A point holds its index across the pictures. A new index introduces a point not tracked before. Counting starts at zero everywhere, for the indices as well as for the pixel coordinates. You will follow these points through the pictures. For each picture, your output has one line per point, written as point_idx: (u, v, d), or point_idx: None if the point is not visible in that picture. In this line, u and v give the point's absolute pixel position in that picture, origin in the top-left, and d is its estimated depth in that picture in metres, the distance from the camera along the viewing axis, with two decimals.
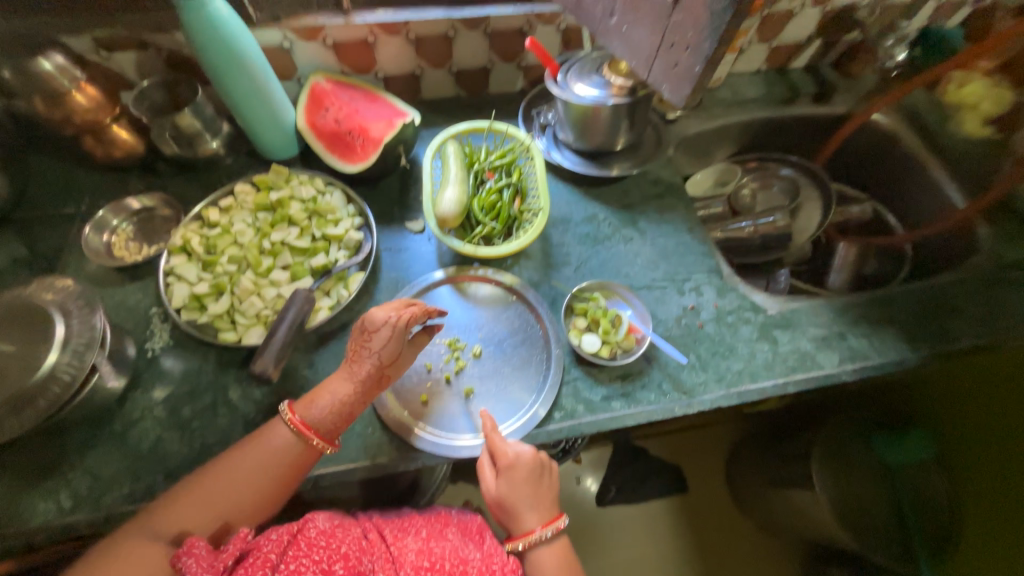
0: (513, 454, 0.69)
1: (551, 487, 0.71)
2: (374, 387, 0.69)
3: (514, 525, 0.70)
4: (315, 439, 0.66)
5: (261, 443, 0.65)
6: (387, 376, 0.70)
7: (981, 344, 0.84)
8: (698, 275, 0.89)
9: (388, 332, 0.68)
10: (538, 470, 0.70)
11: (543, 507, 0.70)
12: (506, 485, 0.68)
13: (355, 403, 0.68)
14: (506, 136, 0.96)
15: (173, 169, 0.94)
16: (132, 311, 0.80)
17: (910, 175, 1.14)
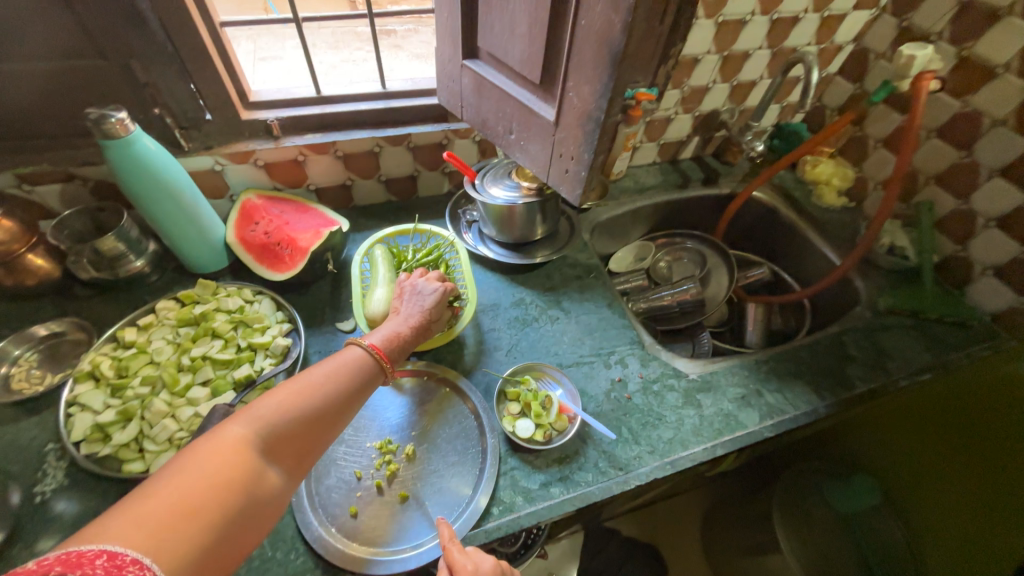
0: (473, 565, 0.63)
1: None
2: (422, 336, 0.74)
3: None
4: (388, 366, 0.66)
5: (336, 359, 0.62)
6: (431, 330, 0.76)
7: (875, 387, 0.93)
8: (622, 347, 0.95)
9: (439, 292, 0.78)
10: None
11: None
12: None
13: (408, 342, 0.71)
14: (432, 234, 1.03)
15: (92, 291, 0.93)
16: (24, 450, 0.73)
17: (792, 240, 1.31)
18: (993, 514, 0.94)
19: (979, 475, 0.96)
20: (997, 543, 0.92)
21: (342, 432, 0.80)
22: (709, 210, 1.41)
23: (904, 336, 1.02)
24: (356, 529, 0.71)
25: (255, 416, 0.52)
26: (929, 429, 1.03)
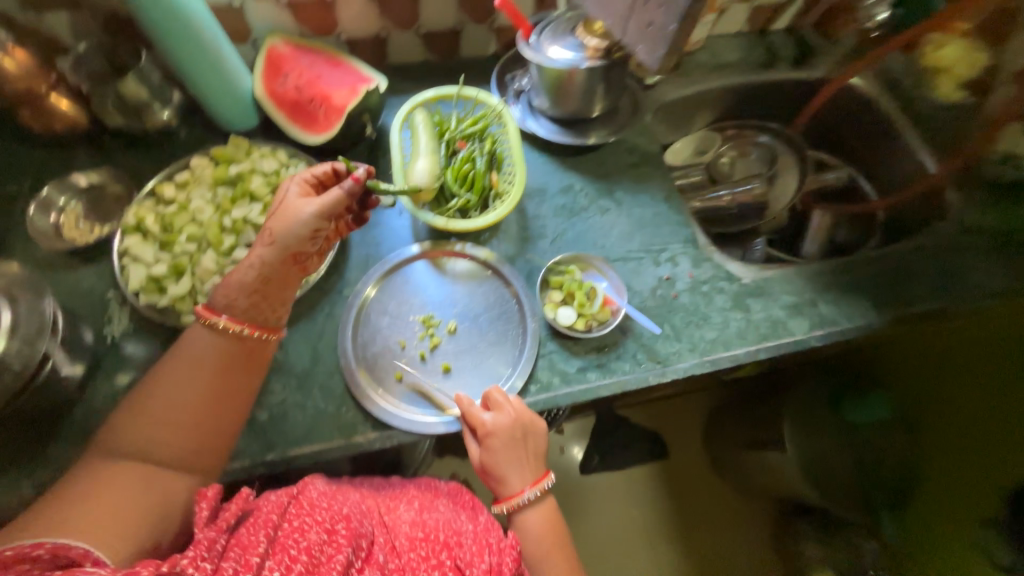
0: (489, 423, 0.68)
1: (534, 450, 0.70)
2: (287, 268, 0.64)
3: (500, 490, 0.69)
4: (249, 330, 0.63)
5: (182, 352, 0.62)
6: (297, 256, 0.64)
7: (937, 309, 0.87)
8: (674, 245, 0.89)
9: (283, 212, 0.64)
10: (519, 434, 0.69)
11: (528, 469, 0.69)
12: (488, 454, 0.69)
13: (254, 268, 0.63)
14: (477, 102, 0.92)
15: (123, 143, 0.88)
16: (88, 295, 0.77)
17: (884, 141, 1.14)
18: (1000, 444, 1.00)
19: (1003, 412, 0.98)
20: (995, 468, 1.01)
21: (385, 305, 0.80)
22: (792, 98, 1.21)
23: (988, 259, 0.92)
24: (402, 392, 0.75)
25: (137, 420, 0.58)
26: (970, 364, 1.00)
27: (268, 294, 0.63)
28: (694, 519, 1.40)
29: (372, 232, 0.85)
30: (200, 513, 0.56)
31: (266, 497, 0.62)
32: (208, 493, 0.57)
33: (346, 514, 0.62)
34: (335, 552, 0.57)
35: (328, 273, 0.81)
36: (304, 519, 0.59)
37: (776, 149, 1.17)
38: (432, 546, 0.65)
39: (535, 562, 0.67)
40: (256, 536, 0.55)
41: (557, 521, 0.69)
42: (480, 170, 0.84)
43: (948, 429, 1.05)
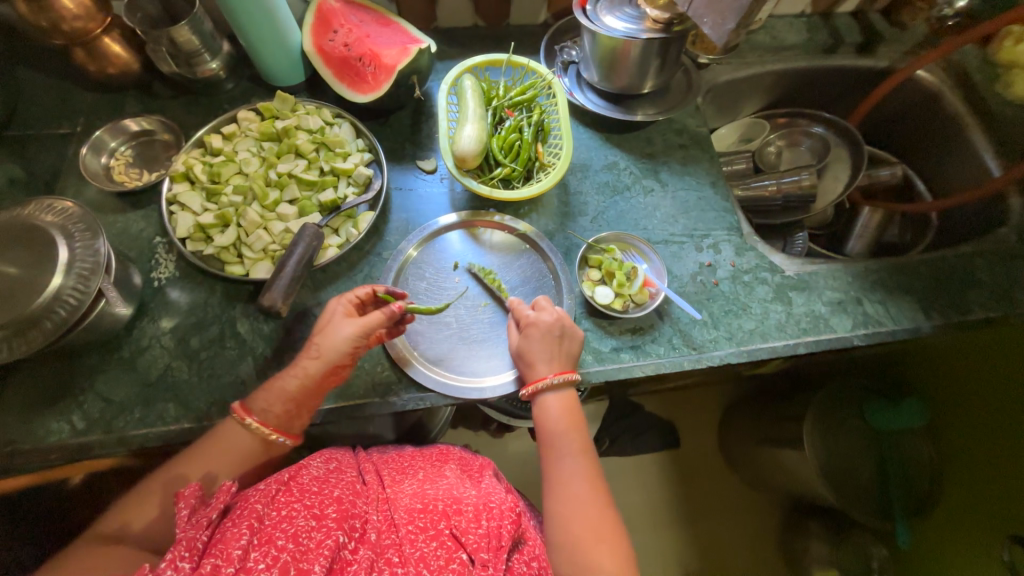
0: (531, 314, 0.71)
1: (568, 347, 0.70)
2: (329, 380, 0.64)
3: (527, 372, 0.69)
4: (277, 438, 0.62)
5: (215, 441, 0.62)
6: (341, 368, 0.65)
7: (993, 317, 0.82)
8: (718, 232, 0.87)
9: (336, 318, 0.66)
10: (557, 332, 0.69)
11: (558, 359, 0.69)
12: (524, 340, 0.70)
13: (296, 376, 0.63)
14: (526, 71, 0.90)
15: (173, 92, 0.89)
16: (136, 239, 0.78)
17: (945, 139, 1.08)
18: None
19: None
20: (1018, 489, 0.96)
21: (423, 270, 0.80)
22: (850, 88, 1.15)
23: None
24: (435, 357, 0.75)
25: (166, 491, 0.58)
26: (994, 378, 1.00)
27: (304, 409, 0.64)
28: (702, 512, 1.34)
29: (412, 197, 0.85)
30: (179, 520, 0.49)
31: (252, 488, 0.56)
32: (187, 494, 0.51)
33: (337, 497, 0.57)
34: (324, 537, 0.51)
35: (368, 235, 0.81)
36: (293, 506, 0.54)
37: (830, 140, 1.12)
38: (431, 517, 0.58)
39: (552, 442, 0.65)
40: (239, 528, 0.50)
41: (572, 424, 0.66)
42: (527, 140, 0.83)
43: (967, 445, 1.05)
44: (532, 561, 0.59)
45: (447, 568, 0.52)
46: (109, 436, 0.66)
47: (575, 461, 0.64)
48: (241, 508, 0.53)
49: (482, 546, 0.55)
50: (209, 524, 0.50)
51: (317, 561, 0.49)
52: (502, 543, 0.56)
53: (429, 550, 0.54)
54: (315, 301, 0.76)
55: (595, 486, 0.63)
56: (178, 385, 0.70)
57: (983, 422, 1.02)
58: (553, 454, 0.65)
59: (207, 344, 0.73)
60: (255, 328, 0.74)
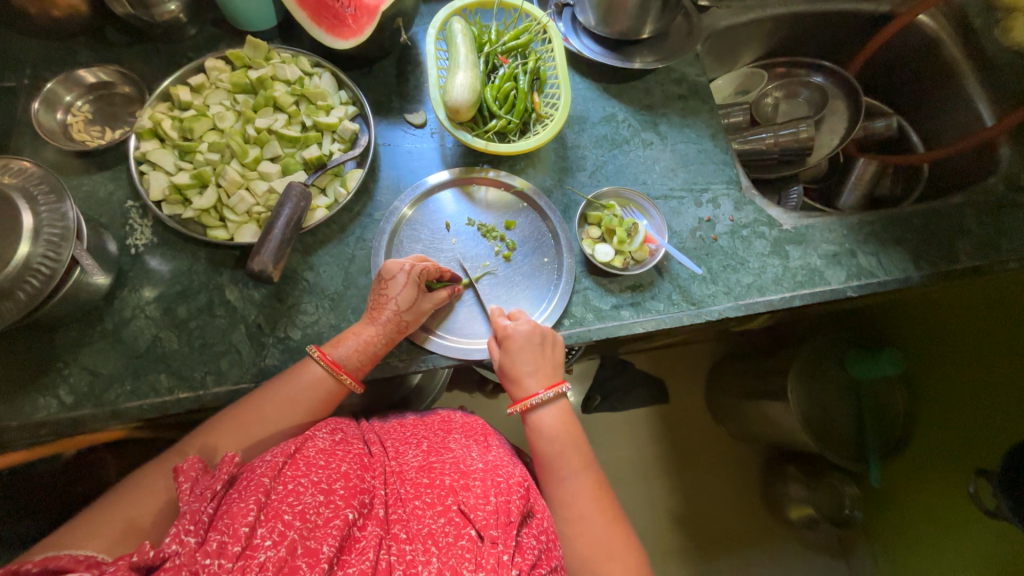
0: (510, 327, 0.69)
1: (553, 355, 0.69)
2: (396, 334, 0.68)
3: (516, 391, 0.69)
4: (346, 377, 0.65)
5: (289, 381, 0.63)
6: (407, 324, 0.68)
7: (979, 266, 0.84)
8: (717, 186, 0.85)
9: (403, 279, 0.67)
10: (538, 339, 0.69)
11: (546, 372, 0.68)
12: (507, 355, 0.69)
13: (380, 345, 0.67)
14: (519, 13, 0.84)
15: (129, 39, 0.81)
16: (106, 204, 0.73)
17: (943, 89, 1.07)
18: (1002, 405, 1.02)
19: None
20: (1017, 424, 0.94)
21: (418, 232, 0.77)
22: (849, 34, 1.12)
23: None
24: (450, 325, 0.74)
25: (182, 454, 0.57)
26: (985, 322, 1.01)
27: (375, 358, 0.67)
28: (690, 463, 1.40)
29: (401, 154, 0.81)
30: (182, 493, 0.48)
31: (261, 460, 0.54)
32: (186, 468, 0.51)
33: (344, 473, 0.55)
34: (332, 516, 0.50)
35: (358, 195, 0.77)
36: (300, 481, 0.51)
37: (828, 92, 1.10)
38: (438, 492, 0.56)
39: (552, 463, 0.65)
40: (245, 503, 0.48)
41: (571, 433, 0.67)
42: (523, 90, 0.78)
43: (963, 392, 1.05)
44: (541, 534, 0.55)
45: (456, 545, 0.51)
46: (101, 410, 0.64)
47: (578, 476, 0.64)
48: (246, 481, 0.51)
49: (491, 522, 0.53)
50: (213, 496, 0.49)
51: (325, 540, 0.47)
52: (511, 519, 0.53)
53: (437, 526, 0.53)
54: (306, 266, 0.73)
55: (600, 499, 0.63)
56: (169, 355, 0.67)
57: (976, 370, 1.02)
58: (554, 473, 0.65)
59: (195, 312, 0.70)
60: (245, 295, 0.71)
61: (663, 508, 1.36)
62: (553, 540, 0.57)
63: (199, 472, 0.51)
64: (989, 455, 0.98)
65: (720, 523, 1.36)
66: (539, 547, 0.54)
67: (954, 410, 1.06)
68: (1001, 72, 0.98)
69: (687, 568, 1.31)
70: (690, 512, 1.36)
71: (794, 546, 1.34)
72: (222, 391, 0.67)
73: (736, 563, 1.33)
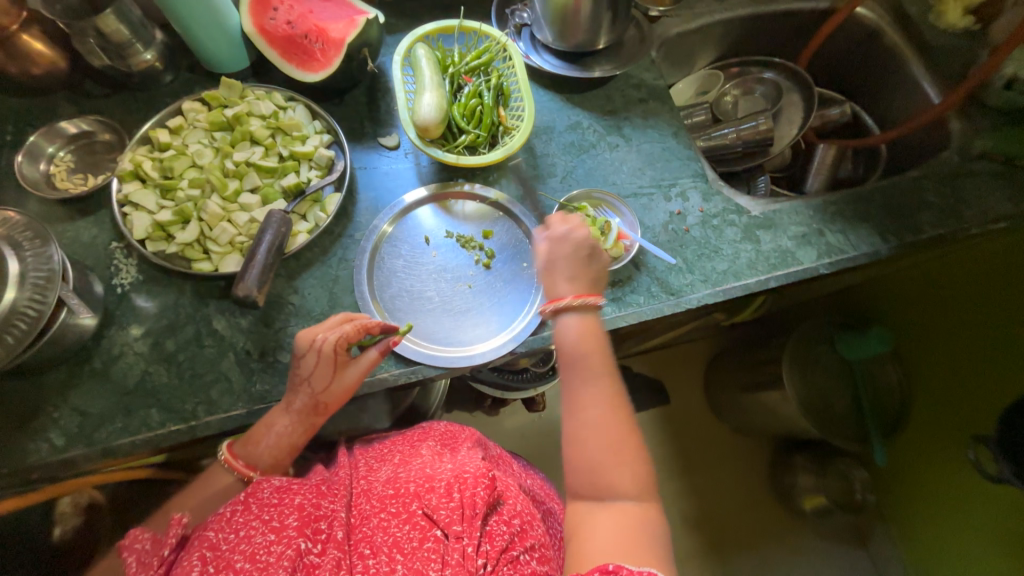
0: (563, 234, 0.68)
1: (592, 269, 0.67)
2: (315, 416, 0.66)
3: (549, 290, 0.66)
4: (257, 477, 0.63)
5: (209, 482, 0.64)
6: (326, 404, 0.66)
7: (943, 234, 0.87)
8: (684, 180, 0.89)
9: (314, 357, 0.64)
10: (585, 250, 0.67)
11: (580, 282, 0.65)
12: (551, 257, 0.67)
13: (298, 433, 0.65)
14: (480, 35, 0.88)
15: (107, 90, 0.84)
16: (91, 247, 0.74)
17: (889, 73, 1.12)
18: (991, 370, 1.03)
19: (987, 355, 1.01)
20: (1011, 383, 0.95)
21: (398, 248, 0.79)
22: (796, 31, 1.18)
23: (991, 184, 0.90)
24: (435, 335, 0.75)
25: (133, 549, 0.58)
26: (959, 290, 1.04)
27: (294, 449, 0.66)
28: (694, 460, 1.39)
29: (377, 176, 0.83)
30: (127, 567, 0.49)
31: (213, 516, 0.54)
32: (132, 541, 0.51)
33: (298, 505, 0.54)
34: (285, 548, 0.49)
35: (338, 218, 0.80)
36: (250, 525, 0.51)
37: (782, 86, 1.16)
38: (402, 501, 0.56)
39: (579, 360, 0.61)
40: (192, 560, 0.49)
41: (597, 341, 0.62)
42: (488, 105, 0.82)
43: (951, 360, 1.07)
44: (512, 518, 0.56)
45: (421, 548, 0.51)
46: (93, 449, 0.64)
47: (598, 382, 0.61)
48: (197, 539, 0.52)
49: (455, 518, 0.53)
50: (160, 563, 0.50)
51: (278, 573, 0.47)
52: (476, 511, 0.54)
53: (402, 534, 0.52)
54: (291, 290, 0.75)
55: (618, 408, 0.59)
56: (159, 389, 0.68)
57: (958, 337, 1.05)
58: (572, 374, 0.62)
59: (183, 345, 0.70)
60: (232, 324, 0.72)
61: (673, 508, 1.34)
62: (530, 520, 0.58)
63: (147, 540, 0.51)
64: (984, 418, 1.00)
65: (731, 519, 1.34)
66: (510, 531, 0.54)
67: (955, 389, 1.06)
68: (941, 52, 1.04)
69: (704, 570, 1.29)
70: (701, 511, 1.35)
71: (809, 536, 1.32)
72: (214, 421, 0.67)
73: (753, 560, 1.30)
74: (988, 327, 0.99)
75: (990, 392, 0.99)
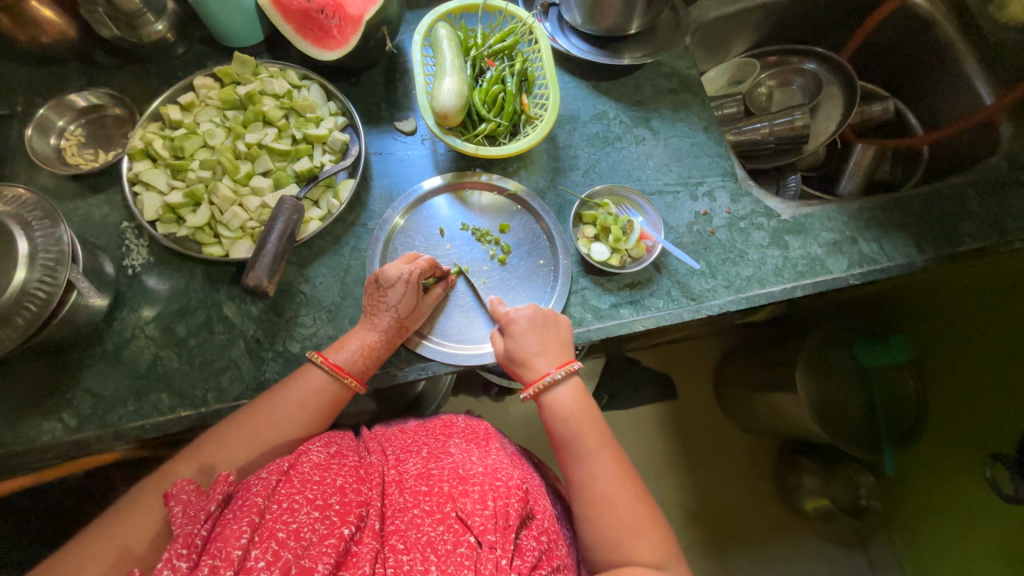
0: (514, 314, 0.69)
1: (559, 335, 0.69)
2: (396, 338, 0.68)
3: (526, 373, 0.68)
4: (350, 380, 0.65)
5: (296, 387, 0.63)
6: (407, 327, 0.69)
7: (983, 247, 0.81)
8: (712, 178, 0.84)
9: (402, 287, 0.67)
10: (541, 321, 0.69)
11: (553, 353, 0.68)
12: (512, 340, 0.69)
13: (382, 349, 0.67)
14: (504, 15, 0.84)
15: (118, 61, 0.81)
16: (102, 226, 0.73)
17: (939, 69, 1.05)
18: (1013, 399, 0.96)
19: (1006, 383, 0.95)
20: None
21: (413, 239, 0.77)
22: (840, 20, 1.11)
23: None
24: (444, 330, 0.74)
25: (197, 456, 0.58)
26: (993, 306, 0.98)
27: (378, 362, 0.67)
28: (700, 460, 1.37)
29: (391, 162, 0.80)
30: (175, 517, 0.48)
31: (257, 476, 0.53)
32: (177, 491, 0.50)
33: (340, 487, 0.53)
34: (328, 533, 0.49)
35: (351, 205, 0.77)
36: (294, 499, 0.50)
37: (822, 78, 1.09)
38: (437, 500, 0.55)
39: (572, 442, 0.64)
40: (239, 523, 0.47)
41: (587, 412, 0.65)
42: (511, 92, 0.78)
43: (971, 377, 1.02)
44: (542, 534, 0.55)
45: (455, 552, 0.50)
46: (105, 431, 0.65)
47: (600, 455, 0.62)
48: (241, 499, 0.50)
49: (489, 527, 0.52)
50: (207, 517, 0.49)
51: (321, 559, 0.46)
52: (510, 523, 0.53)
53: (436, 534, 0.51)
54: (302, 279, 0.73)
55: (625, 479, 0.62)
56: (169, 374, 0.68)
57: (977, 351, 1.01)
58: (573, 454, 0.63)
59: (194, 330, 0.70)
60: (243, 311, 0.71)
61: (676, 506, 1.33)
62: (555, 539, 0.57)
63: (192, 492, 0.51)
64: (1001, 438, 0.96)
65: (733, 518, 1.32)
66: (539, 548, 0.53)
67: (975, 408, 1.01)
68: (999, 49, 0.95)
69: (703, 566, 1.28)
70: (703, 508, 1.33)
71: (811, 539, 1.31)
72: (223, 408, 0.67)
73: (753, 559, 1.29)
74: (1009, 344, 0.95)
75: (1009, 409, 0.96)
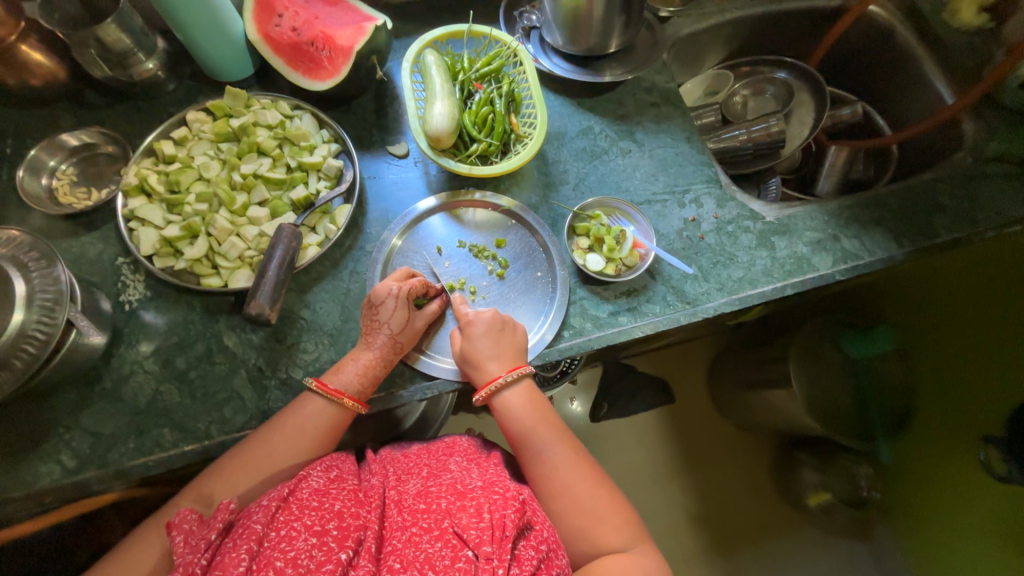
0: (472, 316, 0.71)
1: (514, 341, 0.70)
2: (392, 355, 0.68)
3: (478, 376, 0.68)
4: (348, 401, 0.64)
5: (293, 415, 0.63)
6: (401, 344, 0.69)
7: (958, 238, 0.85)
8: (698, 186, 0.87)
9: (393, 303, 0.68)
10: (499, 325, 0.70)
11: (508, 356, 0.69)
12: (467, 342, 0.70)
13: (379, 368, 0.67)
14: (489, 40, 0.87)
15: (108, 100, 0.82)
16: (97, 263, 0.73)
17: (902, 74, 1.10)
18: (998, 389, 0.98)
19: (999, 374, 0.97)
20: (1011, 387, 0.95)
21: (411, 259, 0.78)
22: (806, 30, 1.17)
23: (1006, 186, 0.88)
24: (438, 344, 0.75)
25: (199, 491, 0.58)
26: (973, 294, 1.01)
27: (376, 381, 0.67)
28: (704, 464, 1.37)
29: (385, 185, 0.82)
30: (176, 546, 0.48)
31: (258, 504, 0.52)
32: (180, 521, 0.51)
33: (338, 511, 0.52)
34: (325, 558, 0.47)
35: (348, 229, 0.78)
36: (292, 526, 0.49)
37: (793, 85, 1.14)
38: (434, 517, 0.54)
39: (526, 438, 0.65)
40: (238, 551, 0.47)
41: (538, 410, 0.67)
42: (500, 113, 0.81)
43: (957, 364, 1.06)
44: (541, 543, 0.52)
45: (452, 567, 0.48)
46: (106, 471, 0.63)
47: (554, 449, 0.64)
48: (241, 527, 0.50)
49: (485, 539, 0.50)
50: (208, 546, 0.48)
51: None
52: (507, 533, 0.51)
53: (434, 551, 0.50)
54: (302, 305, 0.73)
55: (580, 463, 0.63)
56: (170, 408, 0.67)
57: (961, 338, 1.04)
58: (529, 450, 0.65)
59: (195, 362, 0.69)
60: (244, 340, 0.71)
61: (682, 511, 1.32)
62: (556, 548, 0.54)
63: (194, 522, 0.51)
64: (994, 422, 0.98)
65: (739, 517, 1.32)
66: (538, 556, 0.50)
67: (968, 395, 1.03)
68: (955, 53, 1.02)
69: (712, 569, 1.27)
70: (708, 510, 1.33)
71: (817, 534, 1.31)
72: (228, 440, 0.66)
73: (762, 559, 1.29)
74: (987, 327, 0.99)
75: (993, 394, 0.99)
